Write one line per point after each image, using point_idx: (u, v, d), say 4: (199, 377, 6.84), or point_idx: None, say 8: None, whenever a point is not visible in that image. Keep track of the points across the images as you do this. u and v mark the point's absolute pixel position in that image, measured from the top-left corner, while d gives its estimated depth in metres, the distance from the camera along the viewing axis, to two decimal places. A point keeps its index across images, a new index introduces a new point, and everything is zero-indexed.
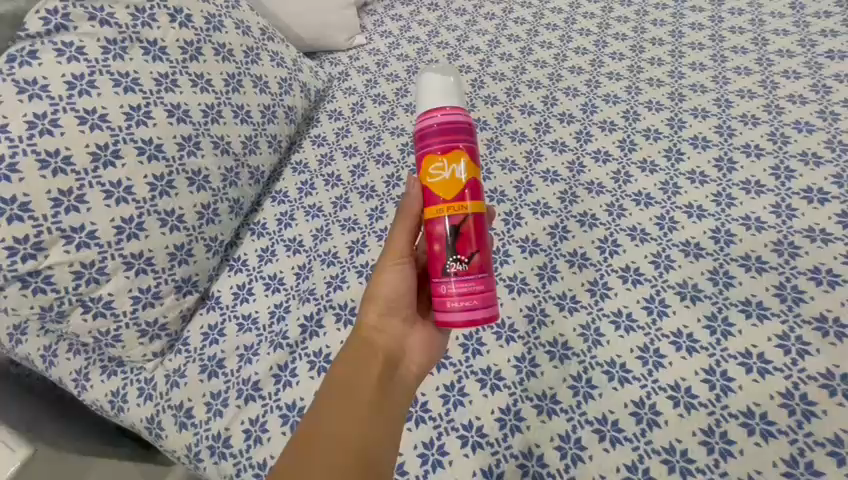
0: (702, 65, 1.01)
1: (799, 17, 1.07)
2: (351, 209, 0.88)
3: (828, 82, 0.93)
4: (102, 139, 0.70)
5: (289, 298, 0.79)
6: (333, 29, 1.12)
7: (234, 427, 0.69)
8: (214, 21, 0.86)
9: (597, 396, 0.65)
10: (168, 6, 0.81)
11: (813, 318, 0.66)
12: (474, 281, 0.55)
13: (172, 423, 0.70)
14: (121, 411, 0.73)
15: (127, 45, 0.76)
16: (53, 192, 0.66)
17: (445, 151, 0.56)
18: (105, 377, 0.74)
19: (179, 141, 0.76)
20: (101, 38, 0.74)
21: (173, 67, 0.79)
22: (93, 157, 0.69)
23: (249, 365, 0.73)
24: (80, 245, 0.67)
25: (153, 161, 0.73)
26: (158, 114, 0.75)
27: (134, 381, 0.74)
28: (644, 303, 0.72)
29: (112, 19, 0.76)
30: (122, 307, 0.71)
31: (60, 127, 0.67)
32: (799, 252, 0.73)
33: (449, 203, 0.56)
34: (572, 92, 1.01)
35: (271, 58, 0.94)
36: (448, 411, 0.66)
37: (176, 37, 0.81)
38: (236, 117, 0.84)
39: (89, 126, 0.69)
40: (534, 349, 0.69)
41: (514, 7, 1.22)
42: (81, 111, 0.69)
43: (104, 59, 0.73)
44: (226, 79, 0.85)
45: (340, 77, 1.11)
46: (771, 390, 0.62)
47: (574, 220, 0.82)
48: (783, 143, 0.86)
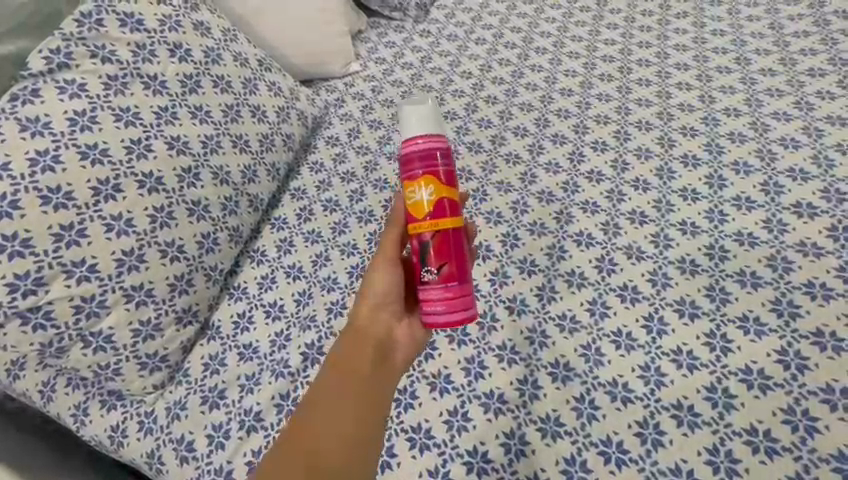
0: (689, 84, 1.04)
1: (780, 37, 1.10)
2: (350, 234, 0.89)
3: (811, 99, 0.96)
4: (103, 173, 0.71)
5: (290, 325, 0.79)
6: (327, 57, 1.15)
7: (236, 459, 0.68)
8: (213, 54, 0.89)
9: (601, 417, 0.65)
10: (168, 42, 0.84)
11: (811, 333, 0.67)
12: (443, 289, 0.56)
13: (173, 458, 0.69)
14: (120, 446, 0.72)
15: (128, 81, 0.78)
16: (55, 228, 0.67)
17: (422, 175, 0.57)
18: (104, 411, 0.73)
19: (180, 173, 0.78)
20: (103, 75, 0.76)
21: (173, 100, 0.81)
22: (94, 191, 0.70)
23: (251, 395, 0.72)
24: (80, 279, 0.68)
25: (154, 193, 0.75)
26: (158, 147, 0.77)
27: (133, 414, 0.73)
28: (644, 321, 0.72)
29: (114, 56, 0.78)
30: (122, 340, 0.70)
31: (62, 164, 0.69)
32: (793, 266, 0.74)
33: (422, 221, 0.56)
34: (564, 114, 1.03)
35: (269, 88, 0.96)
36: (452, 437, 0.65)
37: (175, 70, 0.83)
38: (235, 147, 0.86)
39: (90, 161, 0.71)
40: (537, 371, 0.69)
41: (504, 32, 1.26)
42: (82, 146, 0.71)
43: (105, 95, 0.75)
44: (225, 110, 0.87)
45: (336, 104, 1.14)
46: (773, 407, 0.62)
47: (571, 240, 0.83)
48: (771, 159, 0.88)
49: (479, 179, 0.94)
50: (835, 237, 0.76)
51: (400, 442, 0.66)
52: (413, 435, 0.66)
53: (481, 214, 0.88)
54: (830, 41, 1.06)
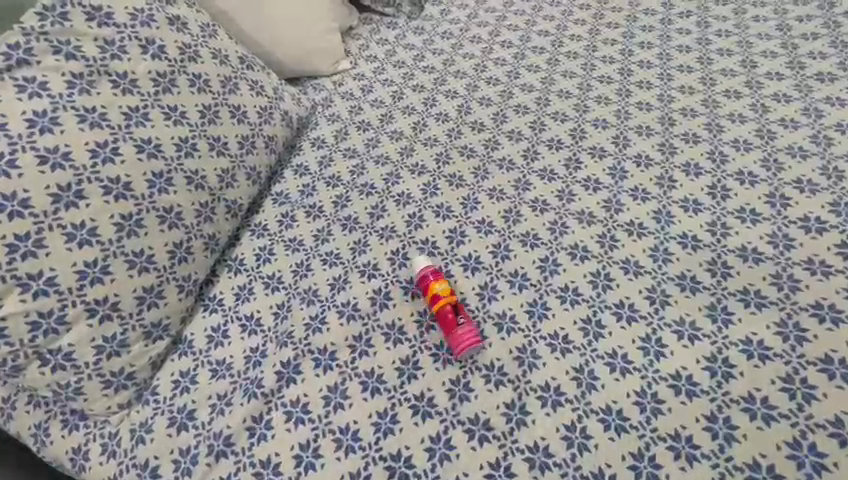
0: (692, 88, 1.00)
1: (787, 39, 1.06)
2: (333, 242, 0.85)
3: (820, 106, 0.91)
4: (65, 179, 0.67)
5: (266, 341, 0.74)
6: (314, 55, 1.11)
7: None
8: (189, 51, 0.84)
9: (592, 448, 0.60)
10: (139, 38, 0.79)
11: (818, 359, 0.63)
12: (466, 328, 0.70)
13: None
14: (82, 470, 0.67)
15: (94, 80, 0.74)
16: (9, 238, 0.63)
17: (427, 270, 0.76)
18: (65, 432, 0.69)
19: (150, 178, 0.73)
20: (66, 72, 0.72)
21: (144, 100, 0.77)
22: (54, 198, 0.66)
23: (222, 417, 0.68)
24: (38, 293, 0.64)
25: (121, 200, 0.70)
26: (126, 150, 0.72)
27: (97, 436, 0.68)
28: (640, 343, 0.68)
29: (79, 52, 0.74)
30: (84, 357, 0.66)
31: (18, 168, 0.65)
32: (799, 285, 0.70)
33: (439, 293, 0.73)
34: (560, 117, 0.99)
35: (250, 87, 0.91)
36: (434, 467, 0.61)
37: (147, 68, 0.79)
38: (212, 150, 0.81)
39: (50, 166, 0.67)
40: (525, 395, 0.65)
41: (501, 30, 1.21)
42: (42, 150, 0.66)
43: (68, 95, 0.71)
44: (202, 111, 0.82)
45: (323, 103, 1.08)
46: (777, 440, 0.58)
47: (565, 252, 0.79)
48: (777, 169, 0.83)
49: (470, 186, 0.89)
50: (844, 254, 0.72)
51: (378, 471, 0.62)
52: (392, 463, 0.62)
53: (472, 224, 0.84)
54: (841, 44, 1.02)
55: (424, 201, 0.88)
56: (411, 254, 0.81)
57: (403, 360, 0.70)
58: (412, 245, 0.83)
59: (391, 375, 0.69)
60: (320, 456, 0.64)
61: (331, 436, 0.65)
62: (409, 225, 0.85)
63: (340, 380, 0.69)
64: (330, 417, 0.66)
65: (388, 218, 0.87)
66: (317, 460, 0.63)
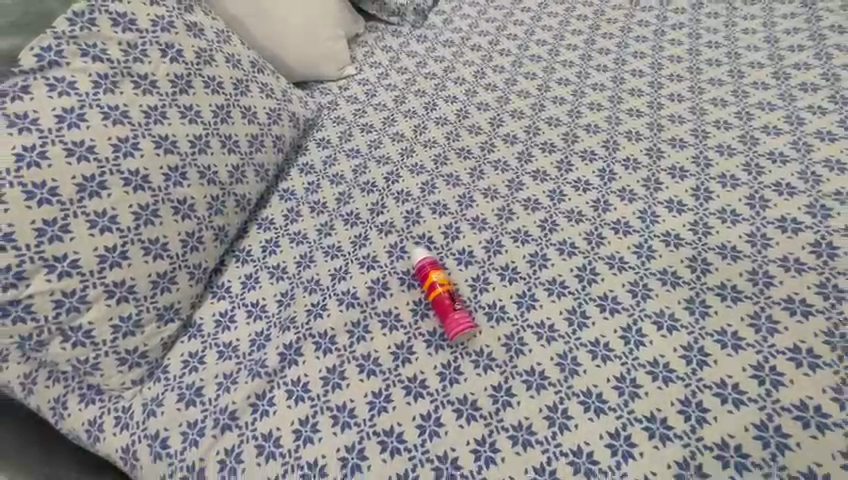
0: (680, 96, 1.04)
1: (774, 50, 1.10)
2: (335, 236, 0.90)
3: (802, 113, 0.96)
4: (89, 170, 0.73)
5: (269, 326, 0.79)
6: (321, 60, 1.17)
7: (209, 458, 0.68)
8: (204, 55, 0.91)
9: (573, 428, 0.64)
10: (160, 43, 0.86)
11: (786, 347, 0.67)
12: (464, 313, 0.75)
13: (147, 454, 0.70)
14: (97, 441, 0.72)
15: (117, 80, 0.80)
16: (38, 223, 0.68)
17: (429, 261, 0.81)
18: (82, 406, 0.74)
19: (166, 172, 0.80)
20: (93, 73, 0.78)
21: (163, 100, 0.83)
22: (79, 187, 0.72)
23: (226, 393, 0.72)
24: (62, 274, 0.69)
25: (139, 191, 0.76)
26: (146, 145, 0.78)
27: (112, 409, 0.73)
28: (622, 333, 0.72)
29: (104, 55, 0.80)
30: (101, 335, 0.71)
31: (47, 159, 0.70)
32: (774, 281, 0.74)
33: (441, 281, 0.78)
34: (554, 122, 1.04)
35: (260, 88, 0.98)
36: (424, 442, 0.66)
37: (166, 70, 0.85)
38: (224, 147, 0.88)
39: (76, 158, 0.72)
40: (512, 379, 0.70)
41: (500, 39, 1.27)
42: (69, 144, 0.72)
43: (94, 94, 0.77)
44: (214, 111, 0.89)
45: (328, 106, 1.14)
46: (747, 421, 0.62)
47: (553, 248, 0.83)
48: (758, 173, 0.87)
49: (466, 185, 0.94)
50: (817, 253, 0.76)
51: (371, 446, 0.66)
52: (385, 438, 0.66)
53: (466, 221, 0.89)
54: (825, 56, 1.06)
55: (422, 198, 0.93)
56: (409, 248, 0.86)
57: (399, 346, 0.75)
58: (410, 240, 0.87)
59: (387, 357, 0.74)
60: (318, 431, 0.68)
61: (328, 413, 0.69)
62: (407, 221, 0.90)
63: (339, 362, 0.74)
64: (329, 396, 0.71)
65: (388, 213, 0.92)
66: (315, 434, 0.68)
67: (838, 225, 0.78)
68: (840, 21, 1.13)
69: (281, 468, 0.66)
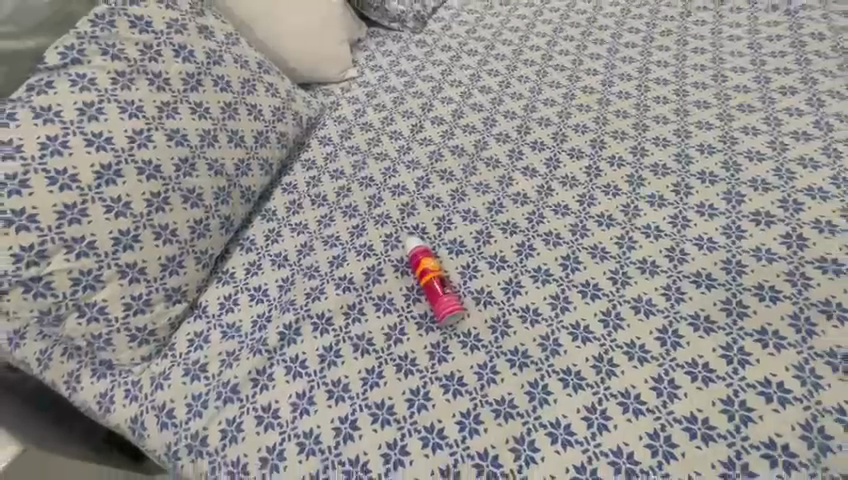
0: (665, 98, 1.17)
1: (758, 55, 1.24)
2: (334, 226, 0.98)
3: (758, 125, 1.09)
4: (105, 159, 0.80)
5: (270, 308, 0.87)
6: (325, 63, 1.24)
7: (211, 427, 0.76)
8: (214, 56, 0.98)
9: (552, 402, 0.75)
10: (174, 44, 0.93)
11: (755, 331, 0.79)
12: (452, 297, 0.84)
13: (154, 423, 0.77)
14: (108, 411, 0.79)
15: (134, 78, 0.87)
16: (59, 206, 0.75)
17: (423, 252, 0.89)
18: (94, 380, 0.81)
19: (176, 163, 0.86)
20: (112, 70, 0.85)
21: (176, 97, 0.90)
22: (97, 175, 0.79)
23: (230, 369, 0.80)
24: (79, 254, 0.76)
25: (152, 180, 0.83)
26: (158, 138, 0.85)
27: (121, 383, 0.80)
28: (601, 317, 0.83)
29: (123, 55, 0.87)
30: (115, 311, 0.79)
31: (68, 149, 0.78)
32: (714, 282, 0.86)
33: (434, 269, 0.86)
34: (545, 122, 1.15)
35: (267, 89, 1.05)
36: (411, 414, 0.75)
37: (179, 69, 0.92)
38: (231, 142, 0.95)
39: (95, 148, 0.79)
40: (497, 357, 0.80)
41: (495, 44, 1.37)
42: (88, 135, 0.80)
43: (112, 89, 0.84)
44: (223, 108, 0.96)
45: (331, 107, 1.22)
46: (714, 398, 0.73)
47: (540, 238, 0.95)
48: (710, 183, 1.00)
49: (460, 180, 1.05)
50: (757, 257, 0.88)
51: (363, 417, 0.74)
52: (376, 411, 0.75)
53: (459, 213, 1.00)
54: (764, 79, 1.18)
55: (418, 192, 1.03)
56: (404, 238, 0.95)
57: (391, 327, 0.83)
58: (404, 230, 0.97)
59: (381, 337, 0.82)
60: (314, 404, 0.76)
61: (324, 388, 0.77)
62: (403, 214, 1.00)
63: (335, 342, 0.82)
64: (326, 372, 0.79)
65: (385, 205, 1.01)
66: (311, 407, 0.76)
67: (811, 255, 0.87)
68: (790, 43, 1.26)
69: (279, 436, 0.74)
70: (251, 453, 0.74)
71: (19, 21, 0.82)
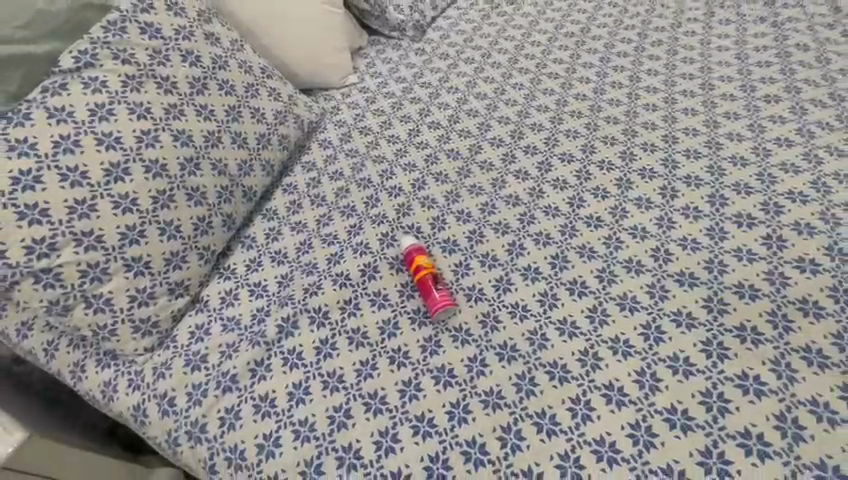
0: (694, 110, 1.07)
1: (744, 66, 1.16)
2: (364, 234, 0.92)
3: (812, 127, 0.99)
4: (115, 158, 0.78)
5: (296, 313, 0.81)
6: (327, 68, 1.23)
7: (248, 440, 0.70)
8: (220, 61, 0.95)
9: (595, 418, 0.66)
10: (181, 48, 0.91)
11: (832, 336, 0.70)
12: (446, 294, 0.80)
13: (156, 411, 0.74)
14: (112, 400, 0.77)
15: (143, 81, 0.85)
16: (70, 201, 0.73)
17: (418, 249, 0.86)
18: (99, 369, 0.79)
19: (181, 162, 0.84)
20: (122, 74, 0.83)
21: (181, 99, 0.88)
22: (106, 172, 0.77)
23: (262, 381, 0.74)
24: (88, 247, 0.74)
25: (158, 178, 0.81)
26: (165, 138, 0.83)
27: (125, 372, 0.78)
28: (641, 330, 0.74)
29: (133, 59, 0.85)
30: (119, 304, 0.76)
31: (80, 146, 0.76)
32: (790, 281, 0.76)
33: (427, 265, 0.83)
34: (573, 134, 1.07)
35: (269, 92, 1.02)
36: (453, 427, 0.67)
37: (186, 73, 0.90)
38: (233, 143, 0.92)
39: (105, 146, 0.78)
40: (535, 369, 0.72)
41: (493, 53, 1.33)
42: (99, 134, 0.78)
43: (123, 91, 0.82)
44: (227, 111, 0.93)
45: (332, 111, 1.20)
46: (767, 412, 0.64)
47: (574, 251, 0.86)
48: (771, 183, 0.90)
49: (489, 194, 0.97)
50: (832, 255, 0.78)
51: (403, 430, 0.68)
52: (416, 424, 0.68)
53: (452, 214, 0.95)
54: (789, 71, 1.13)
55: (447, 206, 0.96)
56: (399, 236, 0.91)
57: (385, 321, 0.79)
58: (400, 229, 0.93)
59: (415, 350, 0.76)
60: (350, 416, 0.69)
61: (360, 400, 0.71)
62: (400, 213, 0.96)
63: (371, 355, 0.76)
64: (361, 384, 0.72)
65: (414, 216, 0.95)
66: (347, 420, 0.69)
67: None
68: (806, 41, 1.20)
69: (315, 450, 0.67)
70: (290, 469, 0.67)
71: (34, 27, 0.80)
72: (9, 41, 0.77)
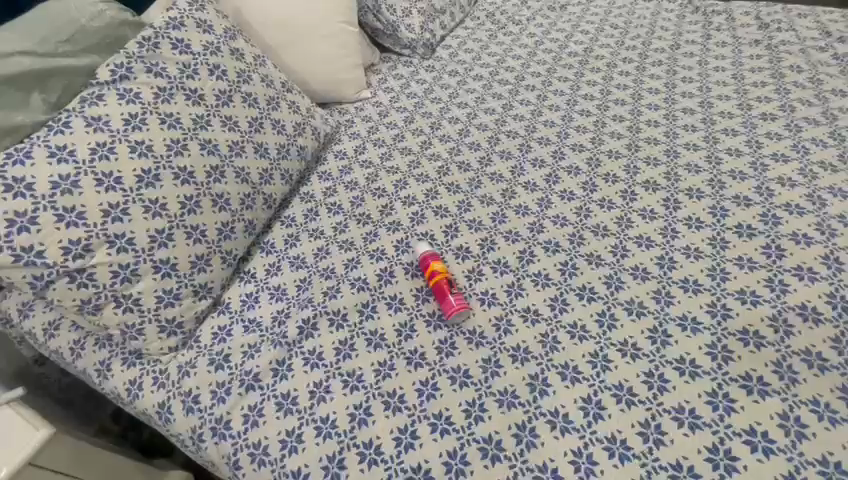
0: (694, 127, 1.12)
1: (740, 86, 1.22)
2: (379, 240, 0.96)
3: (807, 144, 1.04)
4: (147, 165, 0.82)
5: (316, 315, 0.84)
6: (342, 84, 1.28)
7: (271, 436, 0.72)
8: (245, 75, 1.00)
9: (606, 417, 0.69)
10: (209, 63, 0.95)
11: (830, 340, 0.73)
12: (461, 298, 0.83)
13: (181, 408, 0.77)
14: (136, 397, 0.79)
15: (174, 93, 0.89)
16: (105, 205, 0.77)
17: (433, 256, 0.89)
18: (124, 367, 0.82)
19: (208, 170, 0.88)
20: (154, 86, 0.88)
21: (208, 110, 0.92)
22: (139, 178, 0.81)
23: (284, 380, 0.77)
24: (120, 249, 0.77)
25: (186, 185, 0.85)
26: (193, 147, 0.87)
27: (150, 371, 0.81)
28: (648, 333, 0.77)
29: (164, 72, 0.89)
30: (147, 304, 0.80)
31: (115, 153, 0.80)
32: (789, 288, 0.80)
33: (443, 271, 0.86)
34: (578, 148, 1.12)
35: (289, 106, 1.07)
36: (470, 425, 0.70)
37: (213, 86, 0.94)
38: (256, 153, 0.96)
39: (138, 154, 0.82)
40: (548, 370, 0.75)
41: (500, 71, 1.39)
42: (133, 142, 0.82)
43: (155, 102, 0.87)
44: (250, 122, 0.98)
45: (346, 124, 1.25)
46: (770, 411, 0.67)
47: (583, 258, 0.90)
48: (769, 195, 0.95)
49: (499, 205, 1.01)
50: (829, 264, 0.82)
51: (422, 427, 0.70)
52: (434, 421, 0.71)
53: (464, 222, 0.99)
54: (783, 91, 1.18)
55: (459, 215, 1.00)
56: (414, 243, 0.95)
57: (402, 323, 0.83)
58: (414, 236, 0.97)
59: (431, 351, 0.79)
60: (371, 414, 0.72)
61: (380, 398, 0.74)
62: (414, 221, 1.00)
63: (389, 356, 0.79)
64: (380, 383, 0.75)
65: (427, 224, 0.99)
66: (368, 417, 0.72)
67: (845, 243, 0.85)
68: (799, 63, 1.26)
69: (336, 446, 0.70)
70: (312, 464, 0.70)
71: (77, 41, 0.85)
72: (53, 55, 0.82)
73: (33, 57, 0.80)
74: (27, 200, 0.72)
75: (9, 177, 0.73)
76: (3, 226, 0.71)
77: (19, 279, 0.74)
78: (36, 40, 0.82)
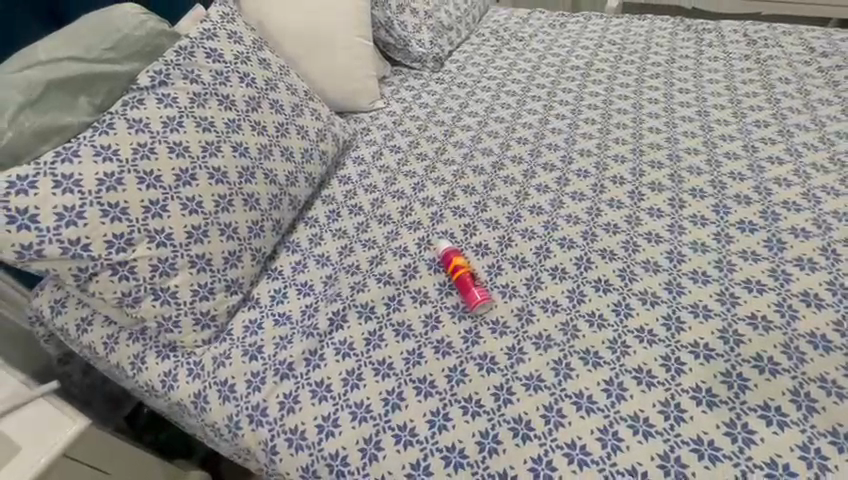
0: (694, 133, 1.19)
1: (734, 96, 1.30)
2: (400, 239, 1.01)
3: (799, 148, 1.11)
4: (184, 165, 0.86)
5: (345, 307, 0.88)
6: (356, 94, 1.34)
7: (308, 422, 0.75)
8: (272, 83, 1.06)
9: (628, 397, 0.73)
10: (239, 71, 1.01)
11: (834, 323, 0.78)
12: (484, 291, 0.87)
13: (217, 397, 0.79)
14: (171, 388, 0.82)
15: (207, 98, 0.94)
16: (146, 202, 0.81)
17: (455, 253, 0.93)
18: (158, 359, 0.84)
19: (240, 170, 0.92)
20: (190, 91, 0.92)
21: (239, 114, 0.97)
22: (177, 177, 0.85)
23: (318, 369, 0.80)
24: (160, 243, 0.81)
25: (219, 184, 0.89)
26: (226, 149, 0.92)
27: (184, 363, 0.83)
28: (663, 321, 0.81)
29: (199, 79, 0.94)
30: (184, 297, 0.82)
31: (156, 153, 0.84)
32: (792, 277, 0.85)
33: (465, 266, 0.90)
34: (585, 153, 1.18)
35: (311, 112, 1.12)
36: (500, 407, 0.74)
37: (243, 93, 0.99)
38: (283, 155, 1.01)
39: (175, 154, 0.86)
40: (570, 356, 0.79)
41: (507, 82, 1.46)
42: (171, 143, 0.86)
43: (191, 106, 0.91)
44: (277, 127, 1.02)
45: (362, 132, 1.30)
46: (781, 388, 0.71)
47: (597, 253, 0.94)
48: (767, 194, 1.01)
49: (513, 206, 1.06)
50: (827, 255, 0.88)
51: (454, 410, 0.74)
52: (465, 404, 0.74)
53: (481, 221, 1.04)
54: (774, 101, 1.27)
55: (476, 215, 1.05)
56: (434, 241, 1.00)
57: (427, 315, 0.86)
58: (435, 235, 1.01)
59: (457, 340, 0.82)
60: (404, 399, 0.76)
61: (411, 384, 0.77)
62: (433, 220, 1.05)
63: (417, 345, 0.82)
64: (410, 370, 0.79)
65: (446, 223, 1.04)
66: (401, 402, 0.75)
67: (840, 236, 0.91)
68: (787, 75, 1.35)
69: (372, 429, 0.74)
70: (350, 446, 0.73)
71: (119, 49, 0.91)
72: (99, 61, 0.88)
73: (79, 62, 0.86)
74: (75, 196, 0.77)
75: (58, 175, 0.77)
76: (53, 220, 0.75)
77: (63, 272, 0.77)
78: (83, 47, 0.87)
